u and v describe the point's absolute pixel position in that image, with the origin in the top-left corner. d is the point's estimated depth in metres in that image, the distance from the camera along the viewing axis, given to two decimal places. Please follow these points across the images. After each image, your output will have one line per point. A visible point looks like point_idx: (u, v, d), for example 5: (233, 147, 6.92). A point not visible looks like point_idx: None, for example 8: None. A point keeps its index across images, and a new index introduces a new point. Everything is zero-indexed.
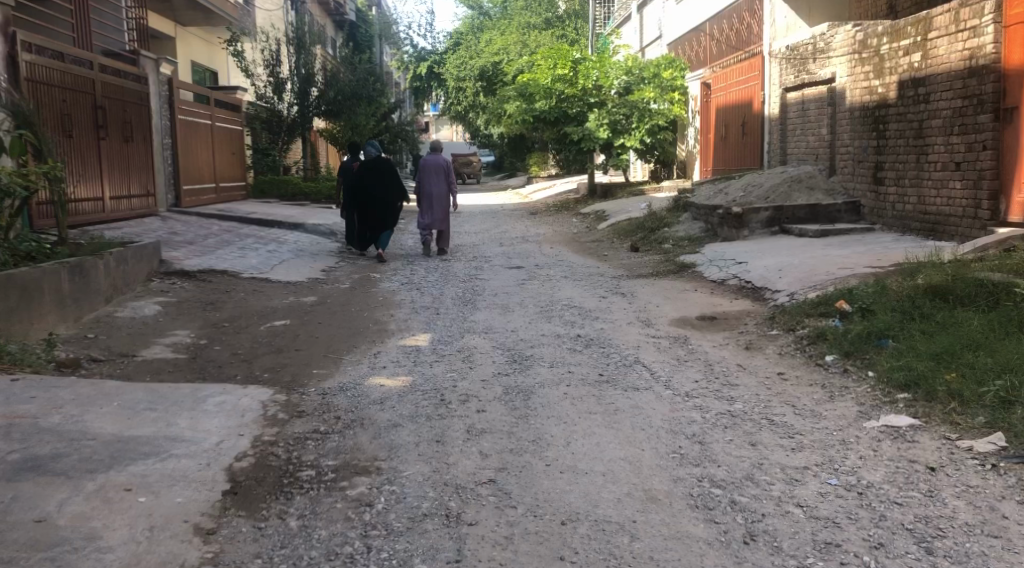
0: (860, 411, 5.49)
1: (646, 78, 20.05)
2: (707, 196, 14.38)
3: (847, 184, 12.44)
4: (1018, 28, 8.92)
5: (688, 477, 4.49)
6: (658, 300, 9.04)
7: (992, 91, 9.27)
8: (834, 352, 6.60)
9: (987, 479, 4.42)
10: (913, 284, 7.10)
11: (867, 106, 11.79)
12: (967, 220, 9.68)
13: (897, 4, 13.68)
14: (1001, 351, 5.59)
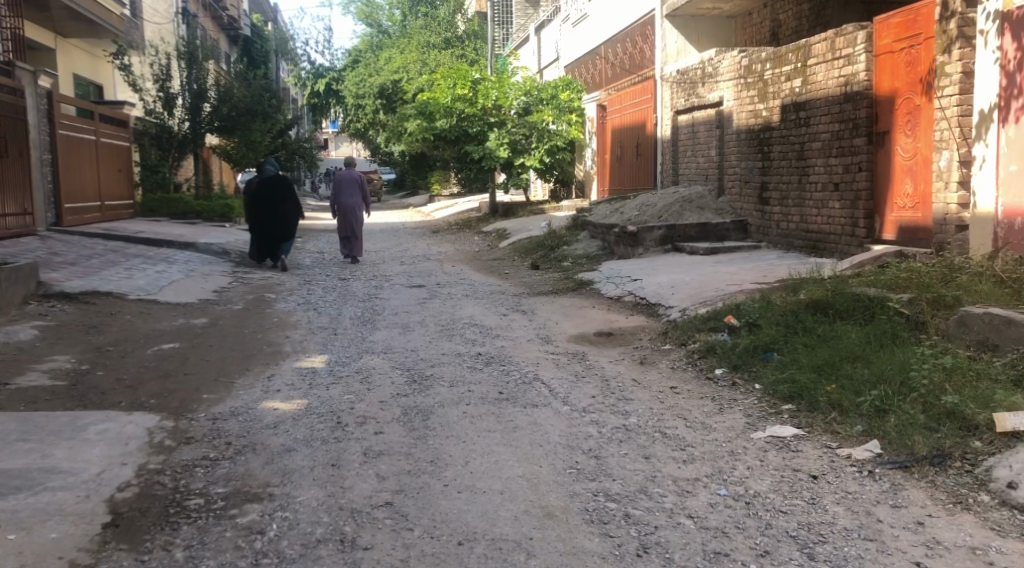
0: (747, 422, 5.69)
1: (544, 100, 20.24)
2: (604, 215, 14.69)
3: (735, 203, 12.91)
4: (888, 57, 9.47)
5: (584, 492, 4.56)
6: (558, 317, 9.15)
7: (866, 116, 9.80)
8: (723, 365, 6.84)
9: (864, 485, 4.65)
10: (796, 300, 7.44)
11: (752, 129, 12.28)
12: (846, 238, 10.20)
13: (780, 31, 14.33)
14: (876, 362, 5.90)
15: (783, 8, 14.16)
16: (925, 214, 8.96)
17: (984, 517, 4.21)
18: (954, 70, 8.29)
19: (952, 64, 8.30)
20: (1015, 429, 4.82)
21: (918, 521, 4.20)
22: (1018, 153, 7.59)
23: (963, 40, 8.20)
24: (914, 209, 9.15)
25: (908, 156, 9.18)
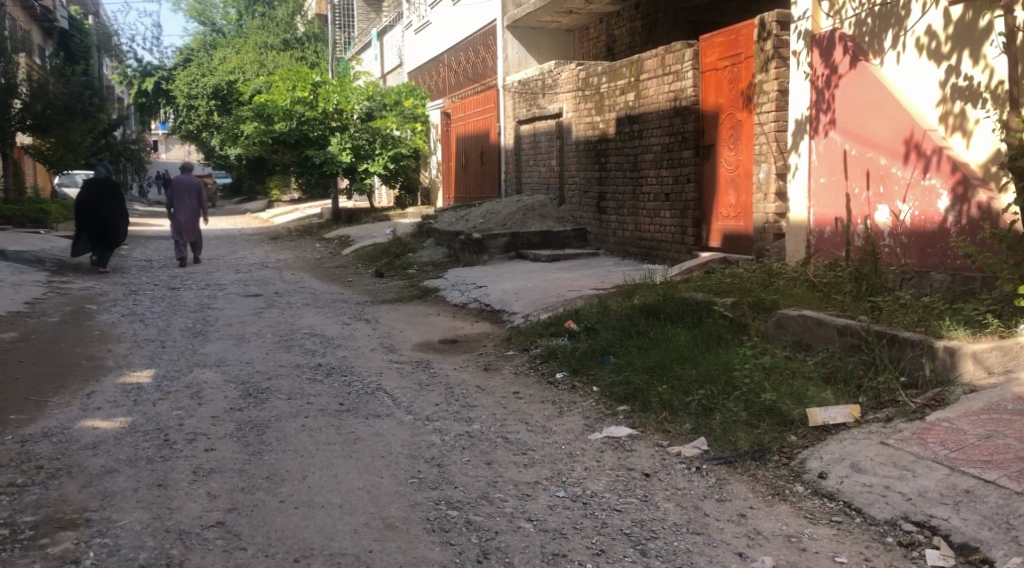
0: (586, 424, 5.84)
1: (387, 106, 20.42)
2: (449, 222, 14.73)
3: (575, 212, 13.27)
4: (712, 74, 10.01)
5: (425, 501, 4.54)
6: (401, 325, 9.09)
7: (694, 129, 10.29)
8: (563, 369, 7.00)
9: (692, 480, 4.87)
10: (631, 305, 7.73)
11: (590, 140, 12.66)
12: (676, 245, 10.69)
13: (615, 47, 14.84)
14: (703, 363, 6.21)
15: (617, 25, 14.68)
16: (746, 222, 9.50)
17: (799, 506, 4.50)
18: (770, 87, 8.90)
19: (769, 82, 8.90)
20: (825, 422, 5.23)
21: (741, 513, 4.44)
22: (826, 166, 8.15)
23: (778, 60, 8.83)
24: (737, 218, 9.67)
25: (731, 167, 9.72)
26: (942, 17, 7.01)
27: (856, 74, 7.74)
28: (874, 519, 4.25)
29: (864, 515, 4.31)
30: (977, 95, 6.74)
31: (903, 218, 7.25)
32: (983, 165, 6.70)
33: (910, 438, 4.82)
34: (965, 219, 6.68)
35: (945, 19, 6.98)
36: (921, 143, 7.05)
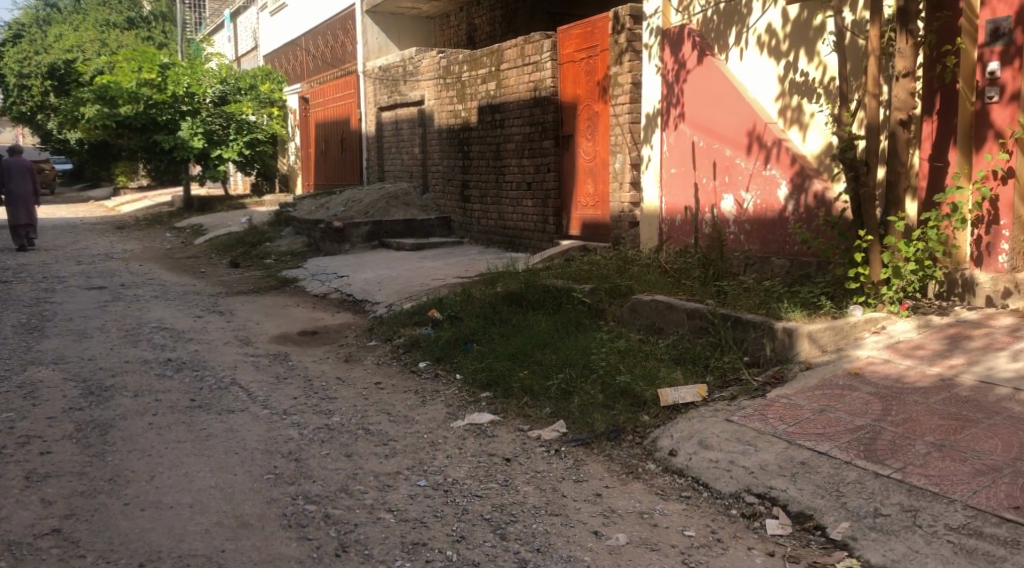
0: (448, 412, 5.85)
1: (242, 90, 19.79)
2: (309, 210, 14.41)
3: (438, 201, 13.24)
4: (570, 66, 10.20)
5: (282, 497, 4.45)
6: (258, 317, 8.83)
7: (553, 119, 10.46)
8: (426, 358, 6.98)
9: (551, 463, 4.97)
10: (493, 292, 7.80)
11: (452, 128, 12.65)
12: (539, 234, 10.84)
13: (475, 35, 14.87)
14: (563, 348, 6.34)
15: (478, 14, 14.71)
16: (603, 211, 9.74)
17: (651, 484, 4.67)
18: (625, 80, 9.16)
19: (623, 74, 9.16)
20: (674, 402, 5.44)
21: (597, 493, 4.57)
22: (676, 157, 8.45)
23: (632, 53, 9.10)
24: (595, 207, 9.90)
25: (589, 157, 9.93)
26: (781, 16, 7.41)
27: (703, 68, 8.06)
28: (720, 493, 4.46)
29: (711, 489, 4.52)
30: (812, 90, 7.14)
31: (747, 207, 7.62)
32: (818, 157, 7.12)
33: (753, 415, 5.09)
34: (802, 207, 7.07)
35: (783, 18, 7.38)
36: (762, 136, 7.41)
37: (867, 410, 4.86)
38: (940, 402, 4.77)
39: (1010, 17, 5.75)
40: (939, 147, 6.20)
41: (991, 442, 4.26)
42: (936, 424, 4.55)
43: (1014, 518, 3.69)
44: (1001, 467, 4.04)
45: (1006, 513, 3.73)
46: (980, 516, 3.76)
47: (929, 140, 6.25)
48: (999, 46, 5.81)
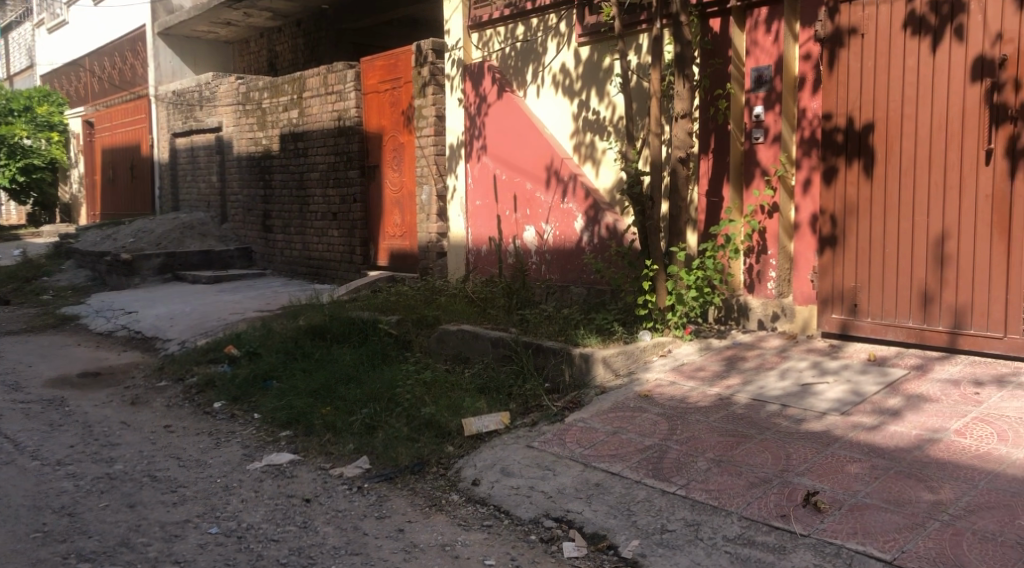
0: (245, 454, 5.62)
1: (14, 112, 18.13)
2: (94, 242, 13.46)
3: (238, 231, 12.78)
4: (375, 97, 10.19)
5: (51, 557, 4.10)
6: (30, 359, 8.13)
7: (358, 149, 10.39)
8: (222, 398, 6.68)
9: (353, 501, 4.88)
10: (295, 326, 7.61)
11: (252, 156, 12.28)
12: (345, 264, 10.68)
13: (277, 63, 14.56)
14: (367, 382, 6.26)
15: (279, 40, 14.42)
16: (410, 241, 9.76)
17: (454, 515, 4.68)
18: (429, 112, 9.27)
19: (427, 107, 9.28)
20: (478, 431, 5.50)
21: (399, 528, 4.54)
22: (480, 188, 8.62)
23: (435, 86, 9.24)
24: (402, 238, 9.91)
25: (395, 188, 9.94)
26: (574, 56, 7.78)
27: (503, 104, 8.29)
28: (520, 519, 4.54)
29: (511, 516, 4.59)
30: (603, 127, 7.52)
31: (547, 238, 7.89)
32: (610, 191, 7.48)
33: (551, 440, 5.24)
34: (596, 238, 7.38)
35: (576, 59, 7.75)
36: (559, 170, 7.68)
37: (656, 430, 5.13)
38: (719, 420, 5.11)
39: (770, 66, 6.34)
40: (714, 183, 6.72)
41: (763, 456, 4.61)
42: (716, 440, 4.87)
43: (782, 525, 3.99)
44: (771, 479, 4.38)
45: (775, 520, 4.03)
46: (753, 526, 4.04)
47: (706, 177, 6.77)
48: (763, 91, 6.37)
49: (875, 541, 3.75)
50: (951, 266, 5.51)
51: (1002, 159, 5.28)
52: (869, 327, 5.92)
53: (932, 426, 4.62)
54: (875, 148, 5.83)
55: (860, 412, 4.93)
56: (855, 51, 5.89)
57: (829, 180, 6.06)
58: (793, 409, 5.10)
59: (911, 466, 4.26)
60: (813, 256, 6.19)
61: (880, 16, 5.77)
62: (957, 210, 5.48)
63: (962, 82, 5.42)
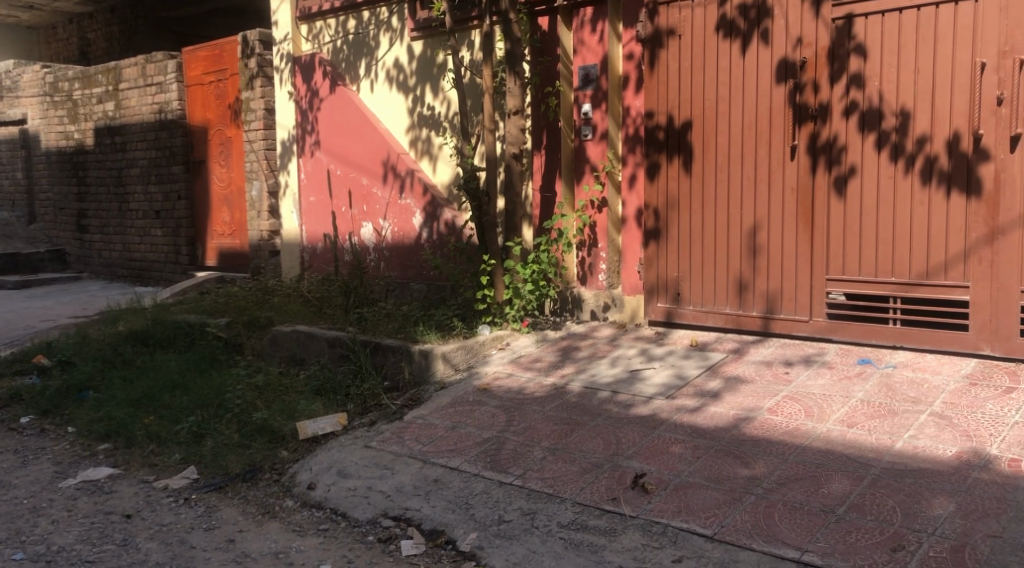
0: (56, 471, 5.26)
1: None
2: None
3: (50, 232, 11.92)
4: (198, 89, 9.76)
5: None
6: None
7: (182, 144, 9.91)
8: (31, 412, 6.21)
9: (179, 514, 4.66)
10: (114, 333, 7.19)
11: (64, 152, 11.47)
12: (171, 265, 10.17)
13: (90, 51, 13.68)
14: (195, 389, 5.99)
15: (91, 28, 13.55)
16: (241, 239, 9.42)
17: (288, 521, 4.56)
18: (257, 106, 8.99)
19: (255, 100, 8.98)
20: (313, 434, 5.37)
21: (229, 539, 4.38)
22: (313, 185, 8.44)
23: (263, 78, 8.97)
24: (231, 236, 9.53)
25: (223, 184, 9.55)
26: (406, 52, 7.74)
27: (334, 98, 8.13)
28: (358, 520, 4.48)
29: (348, 518, 4.52)
30: (439, 123, 7.53)
31: (384, 234, 7.80)
32: (448, 186, 7.51)
33: (390, 439, 5.20)
34: (435, 234, 7.37)
35: (409, 54, 7.72)
36: (396, 165, 7.60)
37: (493, 423, 5.19)
38: (554, 409, 5.23)
39: (596, 65, 6.55)
40: (547, 179, 6.88)
41: (595, 442, 4.76)
42: (551, 429, 4.98)
43: (612, 508, 4.13)
44: (602, 464, 4.52)
45: (606, 504, 4.17)
46: (586, 511, 4.16)
47: (539, 173, 6.89)
48: (590, 90, 6.58)
49: (697, 517, 3.94)
50: (762, 256, 5.87)
51: (803, 156, 5.64)
52: (691, 315, 6.22)
53: (748, 406, 4.91)
54: (693, 145, 6.12)
55: (684, 395, 5.18)
56: (673, 51, 6.16)
57: (652, 175, 6.31)
58: (623, 395, 5.30)
59: (729, 444, 4.51)
60: (639, 249, 6.47)
61: (695, 18, 6.05)
62: (766, 203, 5.82)
63: (769, 83, 5.75)
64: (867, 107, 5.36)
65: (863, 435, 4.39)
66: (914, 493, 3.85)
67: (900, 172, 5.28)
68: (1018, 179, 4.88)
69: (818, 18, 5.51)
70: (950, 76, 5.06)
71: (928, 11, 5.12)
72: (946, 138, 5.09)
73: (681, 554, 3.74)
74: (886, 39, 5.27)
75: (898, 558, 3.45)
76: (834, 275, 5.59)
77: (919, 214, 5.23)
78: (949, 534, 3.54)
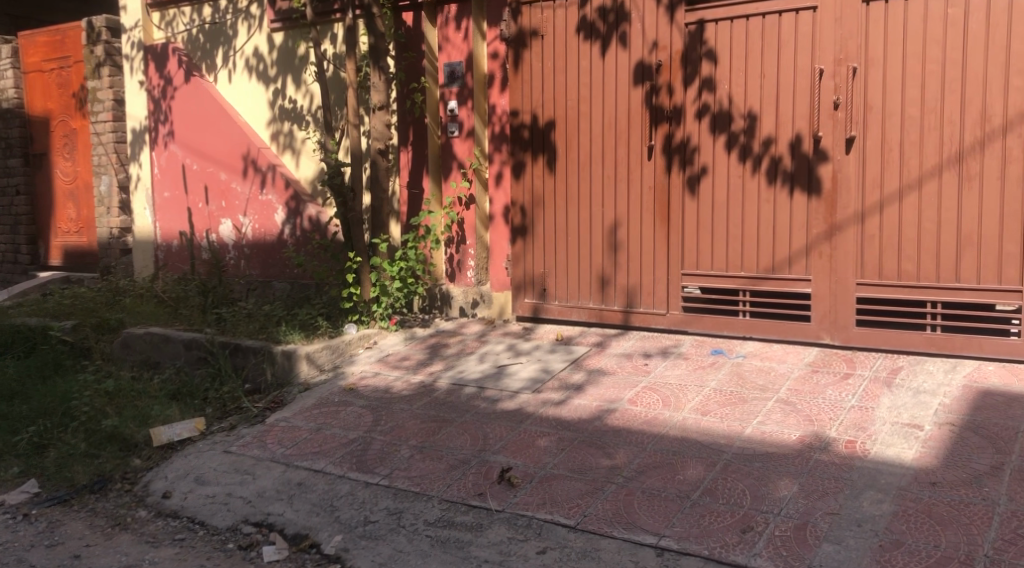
0: None
1: None
2: None
3: None
4: (38, 77, 9.18)
5: None
6: None
7: (19, 135, 9.29)
8: None
9: (17, 531, 4.39)
10: None
11: None
12: (9, 265, 9.53)
13: None
14: (36, 398, 5.65)
15: None
16: (88, 236, 8.92)
17: (140, 533, 4.37)
18: (105, 96, 8.49)
19: (103, 89, 8.50)
20: (169, 440, 5.17)
21: (74, 555, 4.15)
22: (167, 179, 8.11)
23: (112, 67, 8.47)
24: (78, 234, 9.01)
25: (67, 178, 9.03)
26: (266, 42, 7.54)
27: (189, 88, 7.82)
28: (216, 528, 4.34)
29: (207, 526, 4.37)
30: (301, 117, 7.37)
31: (244, 231, 7.58)
32: (311, 181, 7.35)
33: (251, 443, 5.06)
34: (298, 230, 7.21)
35: (269, 44, 7.51)
36: (256, 159, 7.38)
37: (360, 423, 5.13)
38: (422, 407, 5.22)
39: (461, 62, 6.57)
40: (415, 176, 6.87)
41: (462, 438, 4.77)
42: (418, 427, 4.97)
43: (478, 503, 4.16)
44: (469, 459, 4.55)
45: (473, 500, 4.19)
46: (452, 507, 4.17)
47: (406, 169, 6.90)
48: (456, 86, 6.62)
49: (561, 509, 4.01)
50: (623, 252, 6.04)
51: (660, 156, 5.83)
52: (557, 310, 6.33)
53: (609, 397, 5.04)
54: (557, 144, 6.23)
55: (549, 389, 5.27)
56: (537, 51, 6.24)
57: (518, 174, 6.39)
58: (490, 391, 5.34)
59: (592, 436, 4.62)
60: (507, 244, 6.55)
61: (556, 20, 6.14)
62: (625, 201, 5.99)
63: (627, 85, 5.92)
64: (717, 110, 5.60)
65: (716, 422, 4.59)
66: (761, 476, 4.05)
67: (748, 173, 5.53)
68: (853, 179, 5.19)
69: (672, 23, 5.70)
70: (792, 81, 5.33)
71: (772, 19, 5.37)
72: (789, 140, 5.37)
73: (545, 546, 3.80)
74: (734, 45, 5.51)
75: (747, 538, 3.62)
76: (690, 271, 5.81)
77: (765, 211, 5.50)
78: (793, 514, 3.74)
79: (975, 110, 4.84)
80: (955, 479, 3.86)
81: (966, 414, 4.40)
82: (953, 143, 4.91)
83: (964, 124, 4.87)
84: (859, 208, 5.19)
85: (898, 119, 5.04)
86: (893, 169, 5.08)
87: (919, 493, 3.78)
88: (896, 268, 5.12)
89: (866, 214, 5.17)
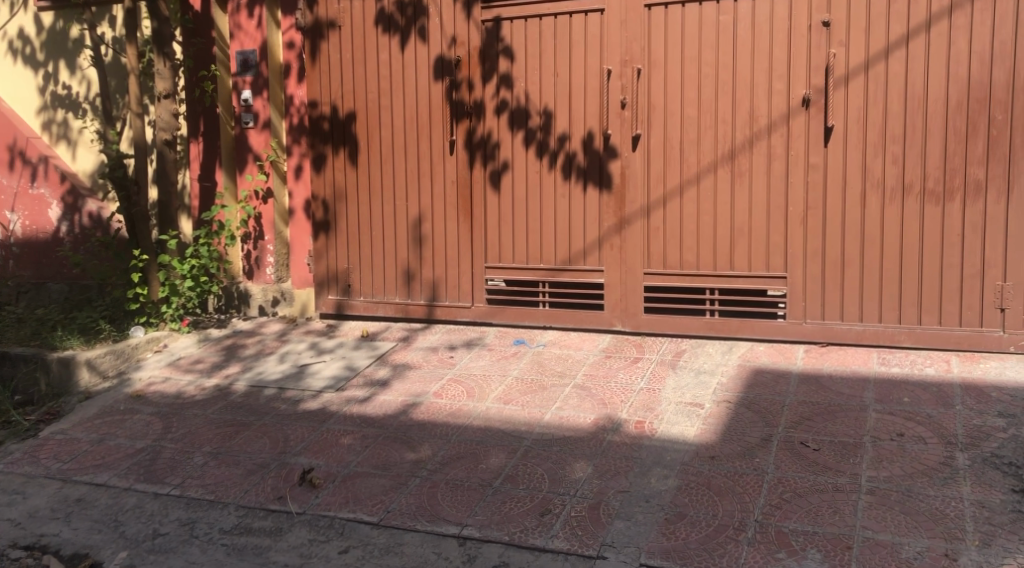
0: None
1: None
2: None
3: None
4: None
5: None
6: None
7: None
8: None
9: None
10: None
11: None
12: None
13: None
14: None
15: None
16: None
17: None
18: None
19: None
20: None
21: None
22: None
23: None
24: None
25: None
26: (33, 22, 6.93)
27: None
28: None
29: None
30: (77, 104, 6.85)
31: (13, 228, 6.84)
32: (90, 174, 6.88)
33: (20, 460, 4.65)
34: (76, 227, 6.66)
35: (36, 25, 6.92)
36: (24, 150, 6.73)
37: (147, 432, 4.83)
38: (217, 412, 4.99)
39: (255, 50, 6.33)
40: (206, 169, 6.57)
41: (261, 442, 4.60)
42: (213, 433, 4.75)
43: (277, 507, 4.03)
44: (268, 463, 4.40)
45: (272, 504, 4.06)
46: (249, 513, 4.02)
47: (197, 161, 6.59)
48: (250, 76, 6.35)
49: (364, 506, 3.96)
50: (427, 246, 6.03)
51: (461, 151, 5.87)
52: (362, 306, 6.24)
53: (414, 391, 5.03)
54: (357, 138, 6.13)
55: (353, 386, 5.19)
56: (334, 42, 6.11)
57: (318, 167, 6.24)
58: (291, 391, 5.19)
59: (396, 431, 4.60)
60: (308, 240, 6.38)
61: (354, 11, 6.03)
62: (426, 196, 6.00)
63: (426, 79, 5.91)
64: (515, 106, 5.71)
65: (517, 410, 4.69)
66: (559, 460, 4.18)
67: (544, 167, 5.68)
68: (639, 175, 5.45)
69: (469, 19, 5.75)
70: (583, 81, 5.53)
71: (563, 20, 5.53)
72: (582, 137, 5.57)
73: (347, 545, 3.73)
74: (529, 43, 5.63)
75: (544, 521, 3.72)
76: (492, 264, 5.90)
77: (562, 205, 5.67)
78: (587, 494, 3.89)
79: (745, 110, 5.20)
80: (732, 452, 4.14)
81: (741, 391, 4.75)
82: (727, 141, 5.26)
83: (736, 124, 5.23)
84: (645, 202, 5.46)
85: (678, 118, 5.34)
86: (675, 165, 5.38)
87: (700, 467, 4.04)
88: (679, 258, 5.43)
89: (652, 207, 5.45)
